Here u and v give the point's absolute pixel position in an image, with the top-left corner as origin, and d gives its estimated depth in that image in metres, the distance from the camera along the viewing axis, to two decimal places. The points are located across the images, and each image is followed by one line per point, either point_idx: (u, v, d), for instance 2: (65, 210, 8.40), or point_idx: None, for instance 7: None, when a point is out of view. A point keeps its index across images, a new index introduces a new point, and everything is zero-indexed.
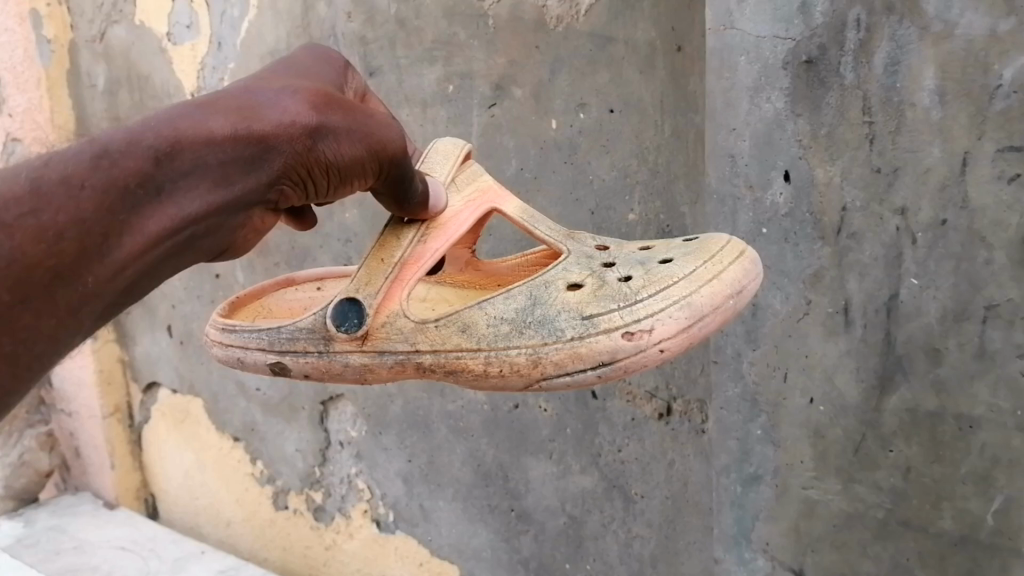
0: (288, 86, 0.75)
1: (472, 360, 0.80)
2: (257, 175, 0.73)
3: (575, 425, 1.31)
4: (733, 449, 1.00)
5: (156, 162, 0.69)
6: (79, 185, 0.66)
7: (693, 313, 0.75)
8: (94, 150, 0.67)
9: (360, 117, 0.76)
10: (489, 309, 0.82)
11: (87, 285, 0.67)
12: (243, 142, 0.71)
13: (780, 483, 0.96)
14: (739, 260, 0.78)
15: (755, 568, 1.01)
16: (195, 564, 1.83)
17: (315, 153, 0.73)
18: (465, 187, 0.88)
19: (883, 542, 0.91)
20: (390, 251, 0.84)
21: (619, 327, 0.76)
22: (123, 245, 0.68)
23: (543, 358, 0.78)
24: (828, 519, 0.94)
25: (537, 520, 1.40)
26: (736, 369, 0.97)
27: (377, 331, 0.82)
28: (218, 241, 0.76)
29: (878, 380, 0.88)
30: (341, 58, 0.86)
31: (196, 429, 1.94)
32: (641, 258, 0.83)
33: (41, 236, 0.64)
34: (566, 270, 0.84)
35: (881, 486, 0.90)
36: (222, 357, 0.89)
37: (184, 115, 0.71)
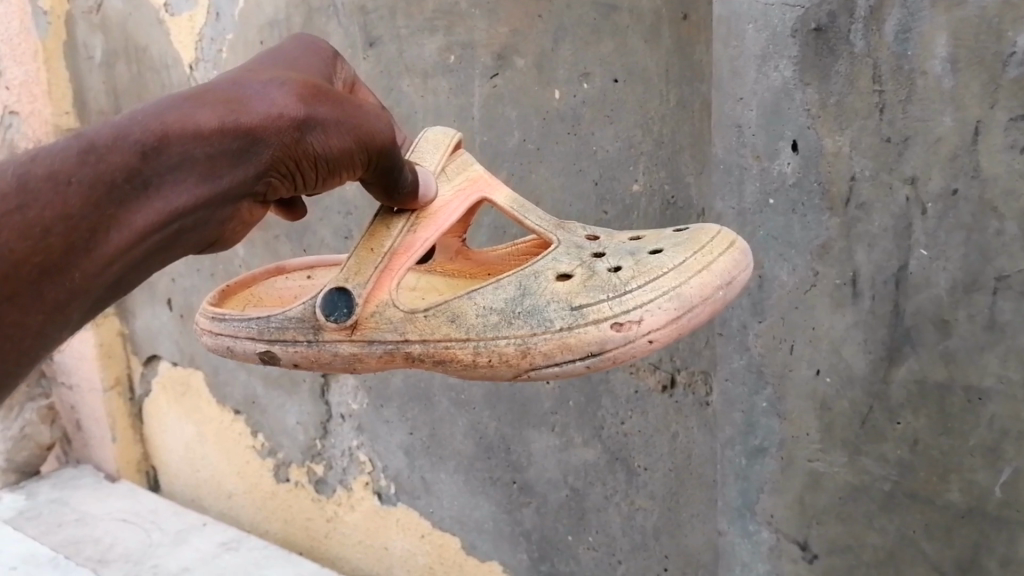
0: (278, 76, 0.75)
1: (460, 350, 0.81)
2: (245, 167, 0.74)
3: (578, 398, 1.31)
4: (737, 422, 0.99)
5: (143, 156, 0.70)
6: (66, 181, 0.68)
7: (683, 304, 0.76)
8: (81, 146, 0.69)
9: (348, 108, 0.76)
10: (478, 300, 0.82)
11: (74, 279, 0.70)
12: (230, 135, 0.72)
13: (785, 455, 0.96)
14: (728, 252, 0.79)
15: (759, 540, 1.01)
16: (196, 536, 1.83)
17: (303, 145, 0.74)
18: (455, 176, 0.89)
19: (889, 514, 0.91)
20: (381, 240, 0.85)
21: (608, 318, 0.77)
22: (111, 240, 0.71)
23: (532, 349, 0.79)
24: (834, 491, 0.94)
25: (539, 492, 1.40)
26: (742, 341, 0.96)
27: (367, 321, 0.83)
28: (208, 230, 0.78)
29: (886, 352, 0.88)
30: (331, 48, 0.88)
31: (197, 402, 1.94)
32: (631, 248, 0.84)
33: (28, 233, 0.66)
34: (555, 260, 0.85)
35: (888, 458, 0.90)
36: (211, 346, 0.90)
37: (171, 107, 0.72)
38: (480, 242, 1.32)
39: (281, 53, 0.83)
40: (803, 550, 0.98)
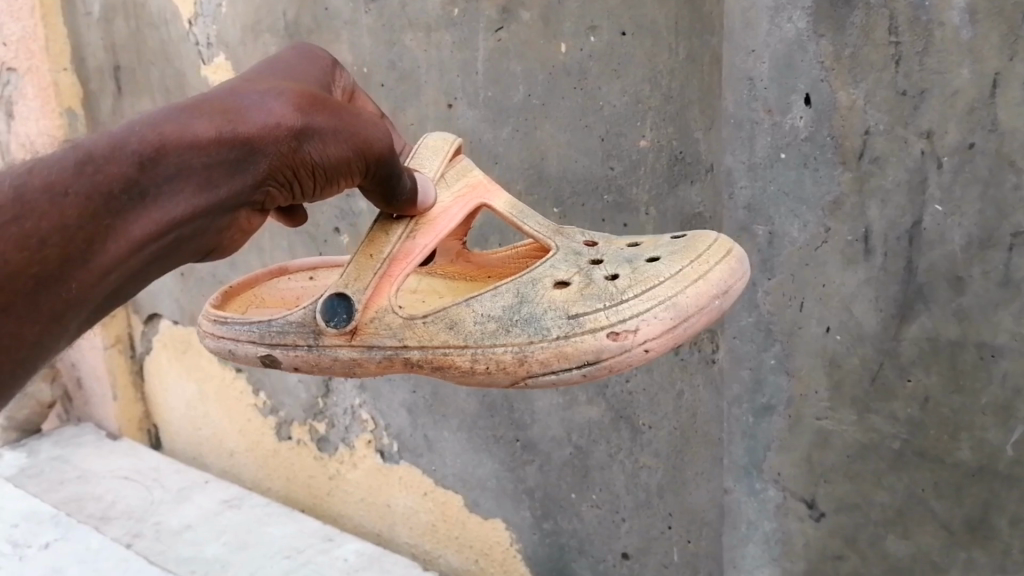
0: (275, 86, 0.76)
1: (459, 357, 0.82)
2: (243, 177, 0.75)
3: None
4: (745, 379, 0.99)
5: (141, 166, 0.71)
6: (63, 192, 0.68)
7: (679, 313, 0.76)
8: (78, 157, 0.69)
9: (346, 117, 0.77)
10: (476, 307, 0.83)
11: (71, 290, 0.70)
12: (228, 145, 0.73)
13: (793, 413, 0.96)
14: (724, 261, 0.80)
15: (766, 498, 1.02)
16: (199, 494, 1.84)
17: (300, 154, 0.75)
18: (455, 182, 0.90)
19: (898, 473, 0.91)
20: (379, 246, 0.86)
21: (604, 327, 0.78)
22: (107, 251, 0.71)
23: (529, 357, 0.80)
24: (842, 448, 0.94)
25: (543, 450, 1.40)
26: (751, 299, 0.96)
27: (366, 327, 0.84)
28: (205, 238, 0.79)
29: (898, 309, 0.87)
30: (330, 59, 0.90)
31: (197, 360, 1.94)
32: (629, 256, 0.85)
33: (23, 244, 0.66)
34: (554, 267, 0.86)
35: (897, 416, 0.89)
36: (214, 348, 0.92)
37: (168, 118, 0.72)
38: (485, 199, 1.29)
39: (281, 62, 0.84)
40: (810, 508, 0.98)
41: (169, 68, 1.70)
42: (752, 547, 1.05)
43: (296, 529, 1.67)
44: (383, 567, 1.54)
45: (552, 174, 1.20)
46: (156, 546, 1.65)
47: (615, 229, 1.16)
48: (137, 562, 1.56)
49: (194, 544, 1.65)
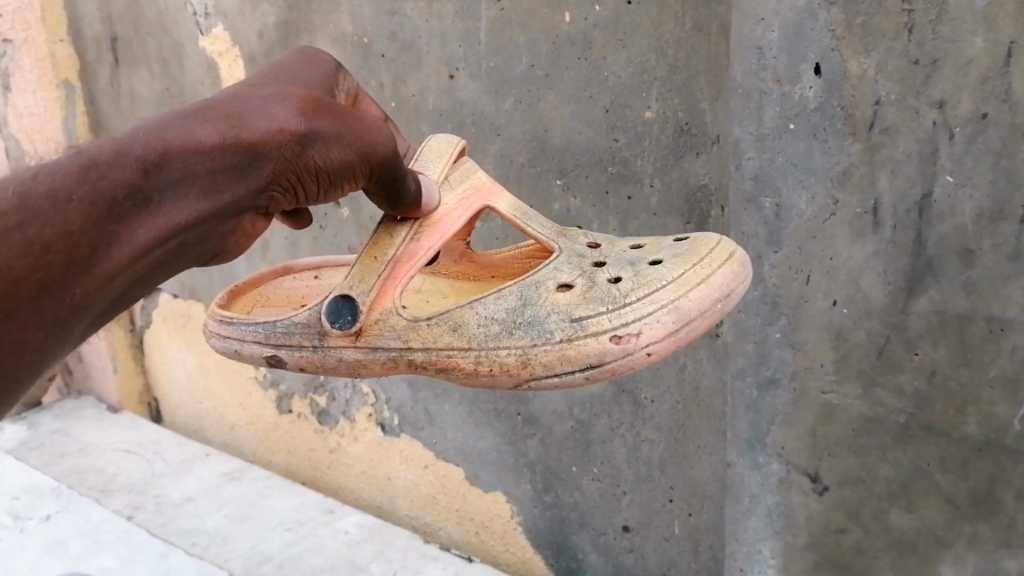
0: (279, 91, 0.77)
1: (463, 359, 0.83)
2: (246, 182, 0.76)
3: None
4: (750, 353, 0.98)
5: (145, 173, 0.72)
6: (66, 198, 0.69)
7: (681, 317, 0.78)
8: (82, 163, 0.70)
9: (349, 121, 0.77)
10: (480, 309, 0.84)
11: (75, 296, 0.71)
12: (232, 150, 0.74)
13: (798, 386, 0.95)
14: (727, 263, 0.81)
15: (769, 472, 1.01)
16: (199, 467, 1.84)
17: (304, 159, 0.76)
18: (459, 184, 0.90)
19: (903, 447, 0.91)
20: (384, 248, 0.86)
21: (607, 330, 0.79)
22: (110, 257, 0.72)
23: (532, 359, 0.81)
24: (847, 423, 0.94)
25: (544, 424, 1.39)
26: (756, 273, 0.94)
27: (371, 328, 0.85)
28: (209, 242, 0.80)
29: (906, 282, 0.86)
30: (334, 61, 0.90)
31: (198, 333, 1.93)
32: (632, 258, 0.85)
33: (27, 251, 0.67)
34: (556, 269, 0.86)
35: (903, 389, 0.89)
36: (220, 348, 0.92)
37: (173, 124, 0.74)
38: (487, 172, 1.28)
39: (286, 67, 0.85)
40: (814, 482, 0.98)
41: (167, 38, 1.67)
42: (754, 521, 1.05)
43: (297, 501, 1.68)
44: (384, 539, 1.55)
45: (555, 147, 1.19)
46: (157, 518, 1.65)
47: (618, 202, 1.15)
48: (138, 535, 1.57)
49: (195, 516, 1.65)
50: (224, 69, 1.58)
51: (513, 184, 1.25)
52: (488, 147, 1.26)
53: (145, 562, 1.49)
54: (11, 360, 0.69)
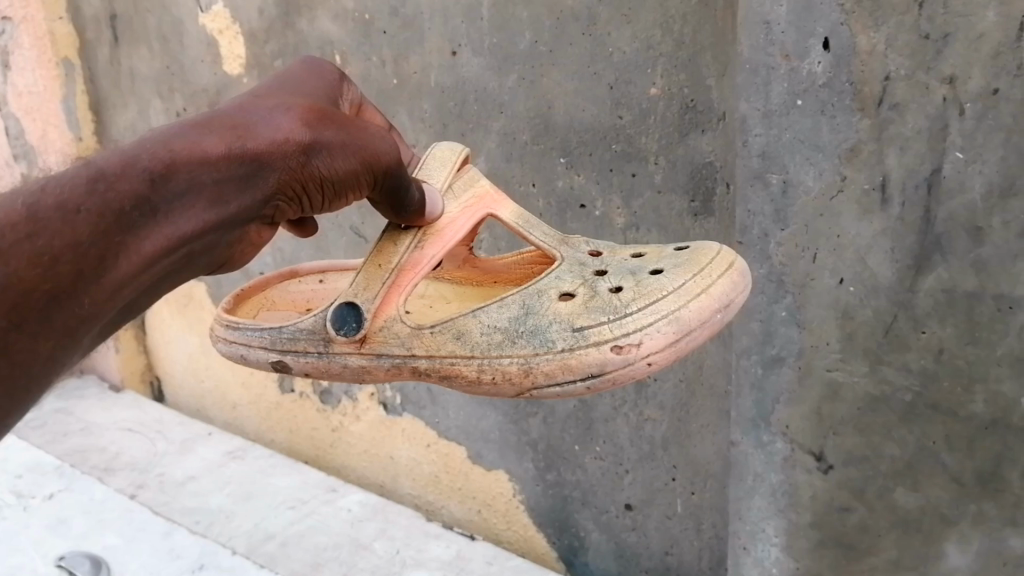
0: (283, 103, 0.81)
1: (465, 367, 0.84)
2: (253, 191, 0.79)
3: None
4: (756, 331, 0.98)
5: (153, 183, 0.74)
6: (76, 209, 0.69)
7: (682, 327, 0.77)
8: (91, 174, 0.72)
9: (352, 131, 0.81)
10: (482, 318, 0.85)
11: (84, 305, 0.71)
12: (237, 160, 0.77)
13: (803, 365, 0.95)
14: (727, 273, 0.81)
15: (773, 451, 1.01)
16: (202, 445, 1.84)
17: (309, 168, 0.79)
18: (462, 193, 0.92)
19: (909, 426, 0.91)
20: (388, 256, 0.87)
21: (608, 340, 0.78)
22: (120, 266, 0.73)
23: (534, 368, 0.81)
24: (853, 401, 0.94)
25: (547, 403, 1.39)
26: (763, 251, 0.94)
27: (375, 335, 0.86)
28: (214, 251, 0.82)
29: (914, 260, 0.86)
30: (336, 71, 0.93)
31: (201, 312, 1.93)
32: (633, 267, 0.86)
33: (37, 260, 0.67)
34: (558, 278, 0.87)
35: (910, 368, 0.89)
36: (228, 352, 0.94)
37: (180, 135, 0.76)
38: (489, 149, 1.27)
39: (288, 78, 0.88)
40: (819, 461, 0.98)
41: (167, 15, 1.66)
42: (758, 499, 1.05)
43: (300, 480, 1.68)
44: (387, 517, 1.55)
45: (559, 124, 1.18)
46: (160, 497, 1.65)
47: (622, 179, 1.14)
48: (141, 514, 1.57)
49: (198, 495, 1.66)
50: (224, 47, 1.57)
51: (517, 162, 1.24)
52: (491, 125, 1.25)
53: (149, 540, 1.49)
54: (21, 370, 0.67)
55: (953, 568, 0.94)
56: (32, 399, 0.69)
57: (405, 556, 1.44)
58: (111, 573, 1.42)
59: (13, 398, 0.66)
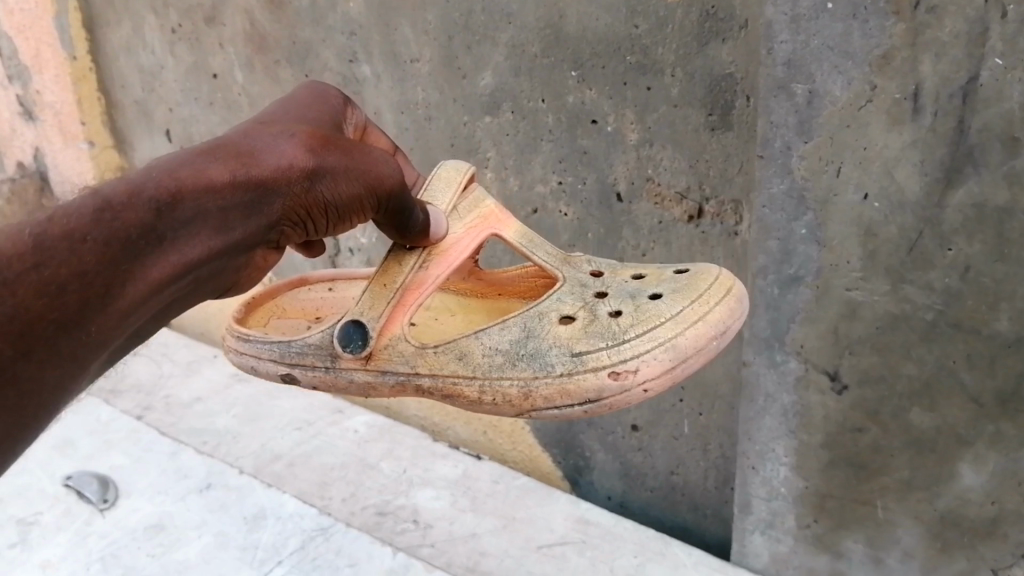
0: (287, 128, 0.79)
1: (467, 387, 0.85)
2: (257, 218, 0.77)
3: (596, 229, 1.21)
4: (773, 250, 0.96)
5: (158, 212, 0.71)
6: (82, 239, 0.67)
7: (678, 355, 0.79)
8: (96, 203, 0.69)
9: (356, 156, 0.79)
10: (484, 340, 0.85)
11: (89, 333, 0.68)
12: (242, 187, 0.75)
13: (821, 284, 0.94)
14: (725, 300, 0.81)
15: (787, 370, 1.02)
16: (208, 367, 1.83)
17: (312, 193, 0.78)
18: (467, 214, 0.89)
19: (929, 345, 0.91)
20: (393, 276, 0.86)
21: (606, 366, 0.80)
22: (124, 295, 0.70)
23: (534, 391, 0.82)
24: (871, 320, 0.93)
25: None
26: (784, 165, 0.91)
27: (380, 353, 0.86)
28: (219, 276, 0.81)
29: (944, 174, 0.83)
30: (342, 93, 0.91)
31: None
32: (632, 290, 0.86)
33: (44, 290, 0.64)
34: (560, 300, 0.87)
35: (933, 286, 0.88)
36: (237, 362, 0.94)
37: (185, 163, 0.74)
38: (497, 63, 1.22)
39: (293, 102, 0.85)
40: (833, 381, 0.99)
41: None
42: (769, 420, 1.07)
43: (305, 403, 1.67)
44: (393, 438, 1.55)
45: (570, 35, 1.13)
46: (167, 417, 1.65)
47: (637, 92, 1.10)
48: (148, 435, 1.57)
49: (204, 416, 1.65)
50: None
51: (526, 76, 1.20)
52: (500, 36, 1.20)
53: (156, 461, 1.49)
54: (29, 399, 0.64)
55: (966, 486, 0.96)
56: (39, 427, 0.66)
57: (413, 476, 1.44)
58: (119, 493, 1.43)
59: (21, 425, 0.64)
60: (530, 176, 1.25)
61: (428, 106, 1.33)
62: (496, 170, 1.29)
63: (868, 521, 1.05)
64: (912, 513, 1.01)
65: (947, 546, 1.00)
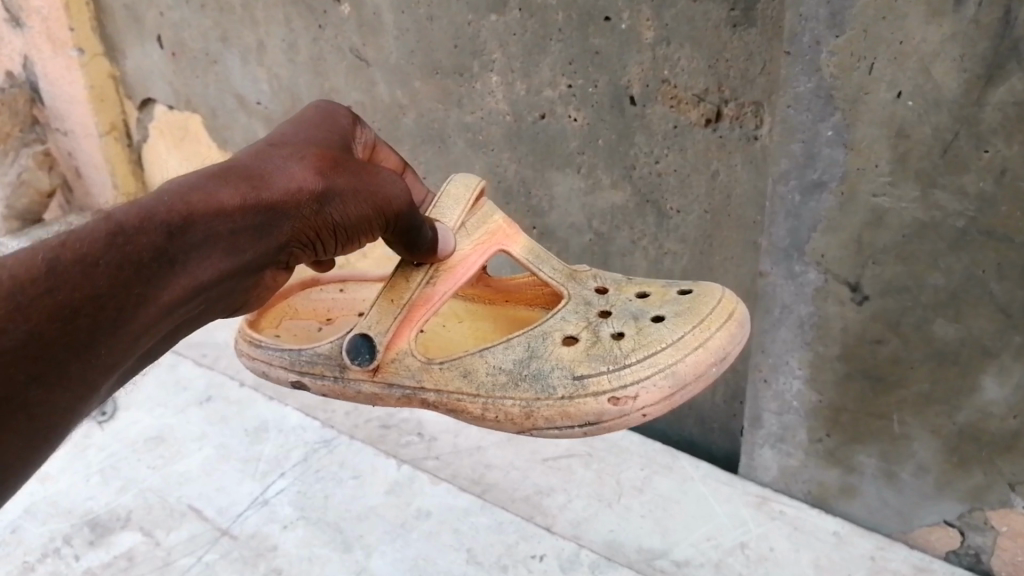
0: (295, 151, 0.81)
1: (471, 403, 0.86)
2: (266, 240, 0.78)
3: (607, 135, 1.16)
4: (796, 154, 0.92)
5: (170, 235, 0.71)
6: (94, 261, 0.66)
7: (677, 382, 0.80)
8: (108, 228, 0.68)
9: (364, 178, 0.81)
10: (489, 358, 0.87)
11: (100, 359, 0.66)
12: (252, 210, 0.76)
13: (846, 189, 0.91)
14: (725, 325, 0.82)
15: (805, 281, 0.99)
16: None
17: (323, 215, 0.80)
18: (476, 230, 0.90)
19: (957, 254, 0.87)
20: (401, 291, 0.87)
21: (606, 391, 0.81)
22: (135, 319, 0.68)
23: (535, 411, 0.84)
24: (897, 228, 0.89)
25: (561, 238, 1.30)
26: (812, 61, 0.87)
27: (387, 365, 0.88)
28: (226, 297, 0.81)
29: (985, 70, 0.78)
30: (351, 112, 0.91)
31: (197, 147, 1.81)
32: (635, 310, 0.87)
33: (57, 315, 0.63)
34: (564, 319, 0.88)
35: (966, 191, 0.84)
36: (251, 365, 0.97)
37: (196, 187, 0.74)
38: None
39: (301, 122, 0.85)
40: (854, 292, 0.96)
41: None
42: (784, 332, 1.04)
43: None
44: None
45: None
46: None
47: None
48: None
49: (205, 329, 1.62)
50: None
51: None
52: None
53: (155, 373, 1.48)
54: (40, 423, 0.61)
55: (988, 399, 0.93)
56: (47, 451, 0.62)
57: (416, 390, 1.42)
58: (119, 407, 1.41)
59: (29, 447, 0.61)
60: (539, 80, 1.19)
61: (430, 5, 1.26)
62: (503, 76, 1.23)
63: (883, 435, 1.03)
64: (930, 427, 0.99)
65: (965, 459, 0.98)
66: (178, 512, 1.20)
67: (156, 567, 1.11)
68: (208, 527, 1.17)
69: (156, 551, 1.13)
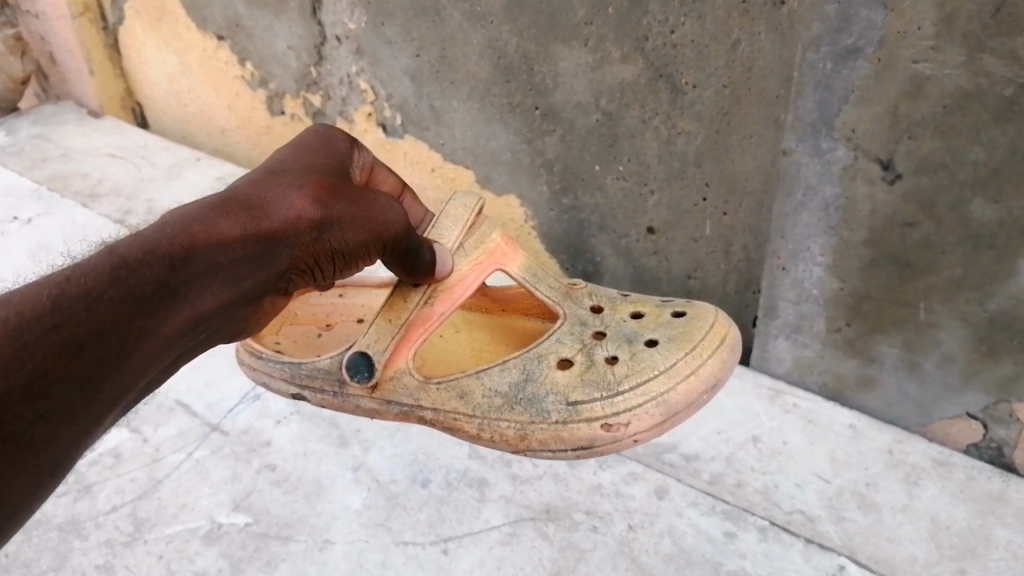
0: (294, 180, 0.81)
1: (467, 423, 0.90)
2: (267, 269, 0.78)
3: (618, 3, 1.07)
4: (829, 17, 0.84)
5: (172, 267, 0.69)
6: (97, 297, 0.64)
7: (668, 410, 0.85)
8: (111, 262, 0.66)
9: (362, 205, 0.82)
10: (486, 379, 0.91)
11: (105, 395, 0.63)
12: (254, 239, 0.76)
13: (883, 55, 0.83)
14: (716, 353, 0.87)
15: (833, 160, 0.92)
16: (190, 172, 1.74)
17: (321, 243, 0.80)
18: (473, 250, 0.93)
19: (1003, 126, 0.80)
20: (399, 311, 0.90)
21: (599, 418, 0.86)
22: (138, 353, 0.66)
23: (530, 434, 0.88)
24: (937, 98, 0.82)
25: (565, 118, 1.22)
26: None
27: (385, 383, 0.91)
28: (227, 327, 0.79)
29: None
30: (347, 137, 0.92)
31: (176, 27, 1.70)
32: (629, 334, 0.92)
33: (61, 352, 0.60)
34: (559, 342, 0.92)
35: (1017, 56, 0.76)
36: (252, 374, 0.99)
37: (198, 217, 0.73)
38: None
39: (298, 149, 0.86)
40: (885, 170, 0.89)
41: None
42: (806, 216, 0.98)
43: None
44: None
45: None
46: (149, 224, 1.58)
47: None
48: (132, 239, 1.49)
49: None
50: None
51: None
52: None
53: None
54: (45, 460, 0.58)
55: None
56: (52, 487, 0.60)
57: None
58: None
59: (37, 484, 0.57)
60: None
61: None
62: None
63: (908, 324, 0.97)
64: (960, 315, 0.93)
65: (995, 348, 0.93)
66: (166, 407, 1.15)
67: (144, 463, 1.07)
68: (196, 423, 1.12)
69: (143, 448, 1.09)
